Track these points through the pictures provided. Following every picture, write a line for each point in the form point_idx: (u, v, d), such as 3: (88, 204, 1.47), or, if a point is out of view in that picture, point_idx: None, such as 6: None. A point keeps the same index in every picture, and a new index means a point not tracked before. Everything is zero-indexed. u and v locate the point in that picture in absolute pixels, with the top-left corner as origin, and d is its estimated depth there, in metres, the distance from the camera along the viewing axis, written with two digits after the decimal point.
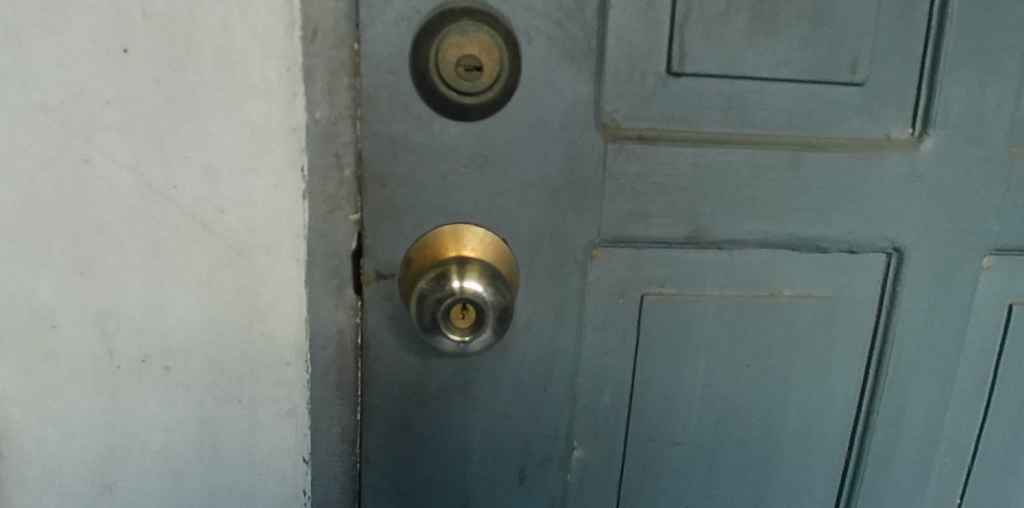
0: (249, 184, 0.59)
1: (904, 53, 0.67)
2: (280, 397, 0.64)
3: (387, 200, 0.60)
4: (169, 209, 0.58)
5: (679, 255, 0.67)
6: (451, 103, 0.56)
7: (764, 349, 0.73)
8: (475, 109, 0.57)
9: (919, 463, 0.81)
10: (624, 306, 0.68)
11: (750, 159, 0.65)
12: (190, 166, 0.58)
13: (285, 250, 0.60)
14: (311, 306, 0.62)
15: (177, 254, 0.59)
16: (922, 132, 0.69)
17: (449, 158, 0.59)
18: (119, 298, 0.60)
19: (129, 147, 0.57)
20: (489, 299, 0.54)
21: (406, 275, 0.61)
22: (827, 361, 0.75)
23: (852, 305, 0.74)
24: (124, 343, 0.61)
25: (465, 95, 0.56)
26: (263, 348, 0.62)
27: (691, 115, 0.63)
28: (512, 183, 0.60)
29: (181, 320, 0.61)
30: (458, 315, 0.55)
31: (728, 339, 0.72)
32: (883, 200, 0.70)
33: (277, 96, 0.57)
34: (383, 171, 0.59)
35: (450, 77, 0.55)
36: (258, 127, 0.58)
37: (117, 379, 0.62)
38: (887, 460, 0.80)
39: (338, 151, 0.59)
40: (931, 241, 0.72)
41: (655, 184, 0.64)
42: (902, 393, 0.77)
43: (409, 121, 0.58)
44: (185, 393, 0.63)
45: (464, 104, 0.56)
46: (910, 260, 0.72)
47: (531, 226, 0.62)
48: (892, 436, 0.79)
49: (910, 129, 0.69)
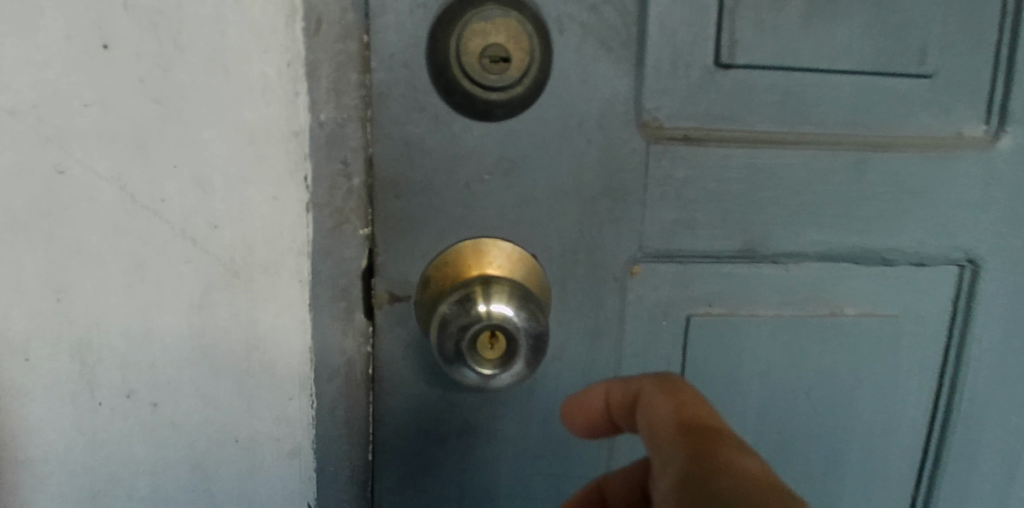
0: (246, 196, 0.52)
1: (977, 41, 0.60)
2: (282, 436, 0.57)
3: (401, 213, 0.52)
4: (156, 225, 0.52)
5: (729, 270, 0.60)
6: (474, 99, 0.49)
7: (824, 376, 0.65)
8: (500, 106, 0.50)
9: (996, 499, 0.72)
10: (670, 329, 0.60)
11: (807, 162, 0.58)
12: (179, 177, 0.51)
13: (286, 270, 0.53)
14: (316, 334, 0.55)
15: (165, 276, 0.53)
16: (998, 129, 0.62)
17: (472, 163, 0.52)
18: (100, 326, 0.53)
19: (110, 156, 0.50)
20: (521, 326, 0.47)
21: (425, 297, 0.53)
22: (894, 387, 0.67)
23: (922, 324, 0.66)
24: (106, 377, 0.54)
25: (490, 89, 0.48)
26: (262, 381, 0.55)
27: (741, 112, 0.56)
28: (543, 191, 0.53)
29: (170, 351, 0.54)
30: (486, 344, 0.48)
31: (784, 364, 0.64)
32: (954, 205, 0.63)
33: (277, 96, 0.50)
34: (397, 180, 0.52)
35: (473, 70, 0.47)
36: (255, 132, 0.51)
37: (99, 416, 0.55)
38: (961, 496, 0.71)
39: (347, 158, 0.52)
40: (1007, 251, 0.65)
41: (705, 191, 0.56)
42: (977, 421, 0.69)
43: (425, 122, 0.51)
44: (175, 432, 0.56)
45: (489, 101, 0.49)
46: (985, 272, 0.65)
47: (565, 241, 0.55)
48: (967, 469, 0.71)
49: (984, 126, 0.62)
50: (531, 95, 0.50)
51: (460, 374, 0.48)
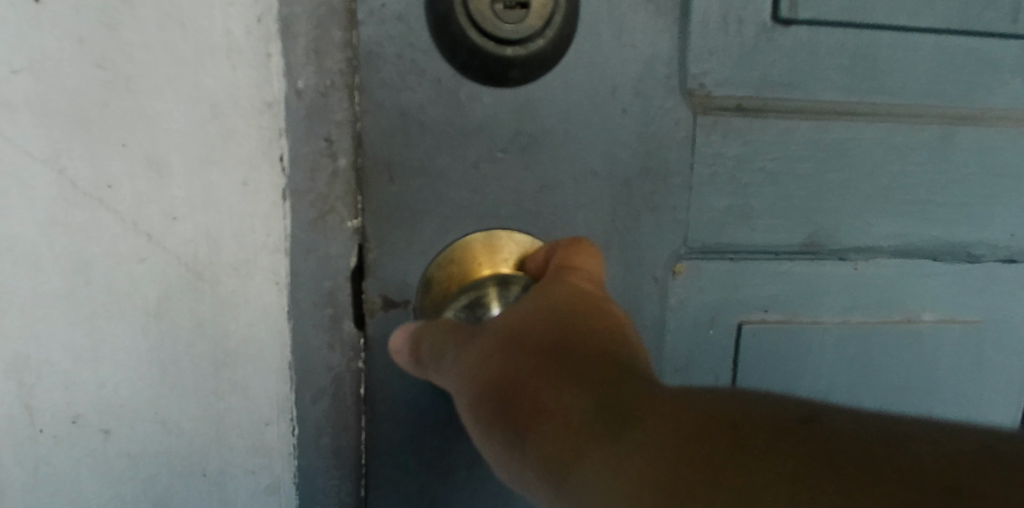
0: (209, 180, 0.43)
1: None
2: (259, 469, 0.48)
3: (396, 200, 0.43)
4: (102, 217, 0.43)
5: (787, 268, 0.50)
6: (486, 57, 0.40)
7: (899, 394, 0.55)
8: (517, 67, 0.40)
9: None
10: (719, 341, 0.50)
11: (880, 138, 0.49)
12: (129, 158, 0.42)
13: (259, 271, 0.44)
14: (296, 347, 0.46)
15: (114, 278, 0.44)
16: None
17: (481, 139, 0.43)
18: (39, 339, 0.44)
19: (46, 133, 0.41)
20: None
21: (428, 303, 0.44)
22: (978, 405, 0.57)
23: (1011, 331, 0.56)
24: (47, 400, 0.45)
25: (505, 43, 0.39)
26: (233, 404, 0.46)
27: (805, 78, 0.47)
28: (569, 173, 0.44)
29: (123, 368, 0.45)
30: None
31: (853, 383, 0.54)
32: None
33: (245, 59, 0.42)
34: (391, 159, 0.43)
35: (484, 18, 0.38)
36: (219, 103, 0.42)
37: (40, 447, 0.46)
38: None
39: (330, 134, 0.43)
40: None
41: (762, 170, 0.47)
42: None
43: (426, 88, 0.42)
44: (131, 464, 0.47)
45: (503, 59, 0.40)
46: None
47: (595, 234, 0.45)
48: None
49: None
50: (554, 55, 0.41)
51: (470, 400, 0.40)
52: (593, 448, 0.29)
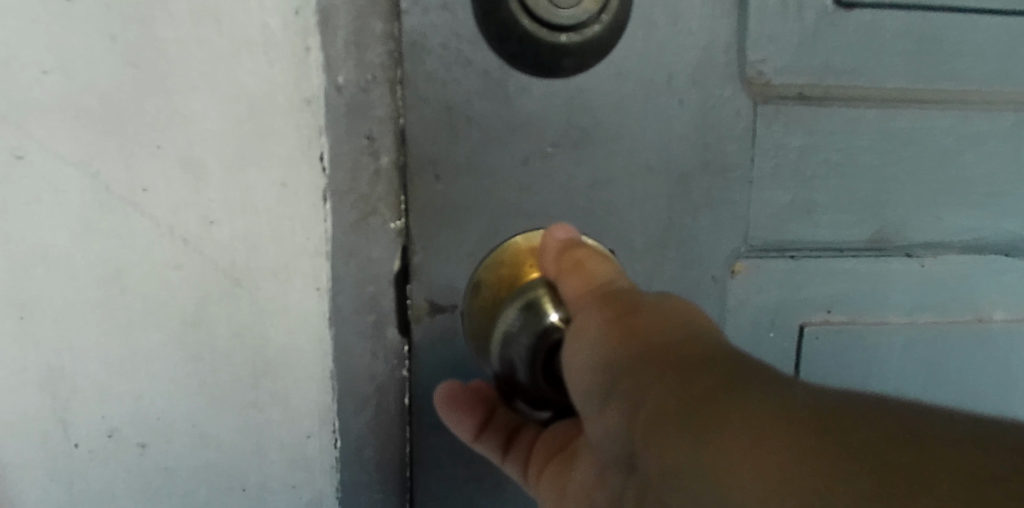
0: (246, 181, 0.41)
1: None
2: (299, 483, 0.46)
3: (440, 199, 0.41)
4: (137, 222, 0.41)
5: (851, 266, 0.47)
6: (535, 44, 0.38)
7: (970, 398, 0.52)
8: (570, 55, 0.38)
9: None
10: (780, 345, 0.47)
11: (944, 127, 0.46)
12: (165, 160, 0.40)
13: (299, 275, 0.42)
14: (338, 354, 0.44)
15: (150, 286, 0.42)
16: None
17: (531, 134, 0.41)
18: (73, 350, 0.43)
19: (78, 136, 0.40)
20: None
21: (478, 307, 0.42)
22: None
23: None
24: (83, 413, 0.44)
25: (556, 29, 0.37)
26: (273, 415, 0.44)
27: (870, 63, 0.44)
28: (624, 168, 0.42)
29: (159, 379, 0.43)
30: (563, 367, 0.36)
31: (927, 387, 0.50)
32: None
33: (283, 53, 0.40)
34: (436, 154, 0.40)
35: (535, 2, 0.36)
36: (256, 100, 0.40)
37: (75, 461, 0.44)
38: None
39: (372, 131, 0.41)
40: None
41: (828, 162, 0.45)
42: None
43: (471, 79, 0.40)
44: (168, 479, 0.45)
45: (556, 47, 0.38)
46: None
47: (652, 233, 0.43)
48: None
49: None
50: (607, 43, 0.39)
51: (540, 395, 0.37)
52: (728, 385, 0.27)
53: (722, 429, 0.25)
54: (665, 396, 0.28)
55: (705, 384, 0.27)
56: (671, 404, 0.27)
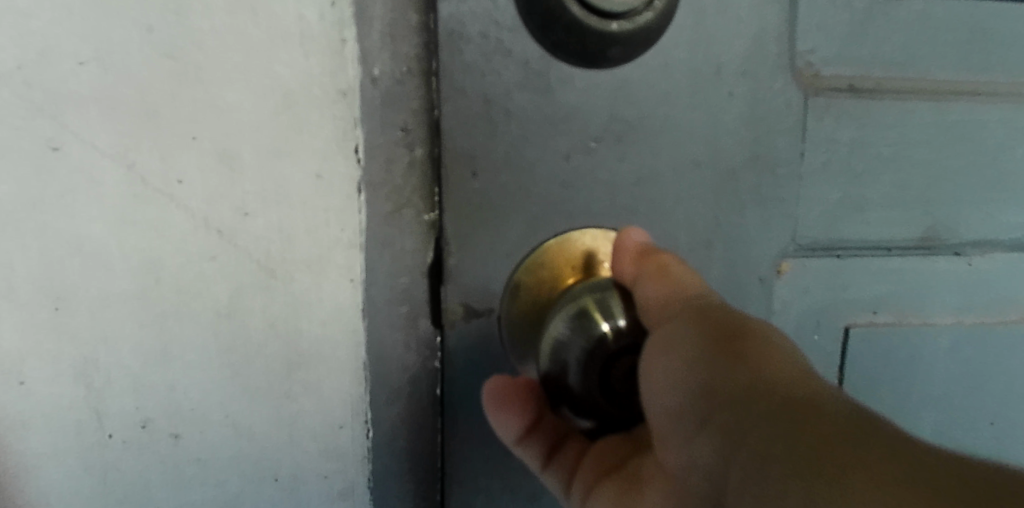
0: (281, 173, 0.41)
1: None
2: (332, 474, 0.45)
3: (477, 199, 0.40)
4: (173, 213, 0.41)
5: (898, 266, 0.46)
6: (582, 34, 0.37)
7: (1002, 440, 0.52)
8: (620, 44, 0.37)
9: None
10: (821, 342, 0.46)
11: (993, 119, 0.45)
12: (200, 151, 0.40)
13: (333, 267, 0.42)
14: (371, 346, 0.44)
15: (185, 276, 0.42)
16: None
17: (575, 128, 0.40)
18: (107, 341, 0.43)
19: (114, 126, 0.40)
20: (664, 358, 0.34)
21: (517, 311, 0.41)
22: None
23: None
24: (116, 404, 0.44)
25: (605, 17, 0.36)
26: (306, 407, 0.44)
27: (920, 54, 0.43)
28: (672, 163, 0.41)
29: (193, 370, 0.43)
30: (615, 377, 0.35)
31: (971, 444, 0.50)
32: None
33: (319, 44, 0.39)
34: (474, 149, 0.39)
35: None
36: (292, 91, 0.40)
37: (109, 453, 0.44)
38: None
39: (407, 124, 0.41)
40: None
41: (876, 157, 0.43)
42: None
43: (513, 68, 0.39)
44: (201, 469, 0.45)
45: (605, 37, 0.37)
46: None
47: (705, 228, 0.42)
48: None
49: None
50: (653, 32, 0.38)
51: (587, 402, 0.35)
52: (834, 430, 0.27)
53: (829, 470, 0.26)
54: (767, 433, 0.28)
55: (809, 424, 0.27)
56: (773, 441, 0.28)
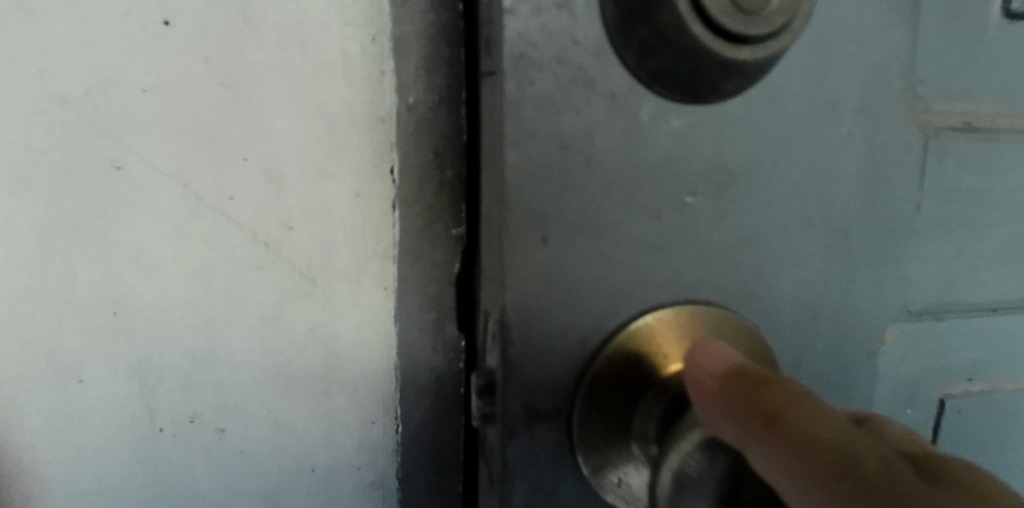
0: (324, 191, 0.45)
1: None
2: (363, 464, 0.50)
3: (540, 270, 0.38)
4: (223, 227, 0.45)
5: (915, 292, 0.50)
6: (704, 64, 0.37)
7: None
8: (727, 80, 0.38)
9: None
10: None
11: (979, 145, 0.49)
12: (250, 171, 0.45)
13: (369, 276, 0.47)
14: (401, 348, 0.48)
15: (233, 286, 0.46)
16: None
17: (655, 186, 0.39)
18: (160, 343, 0.47)
19: (172, 149, 0.44)
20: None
21: (597, 407, 0.40)
22: None
23: None
24: (167, 400, 0.48)
25: (738, 45, 0.36)
26: (342, 403, 0.49)
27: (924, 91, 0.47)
28: (771, 222, 0.41)
29: (239, 370, 0.48)
30: None
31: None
32: None
33: (360, 76, 0.44)
34: (545, 210, 0.38)
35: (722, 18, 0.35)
36: (335, 119, 0.44)
37: (159, 445, 0.48)
38: None
39: (438, 147, 0.46)
40: None
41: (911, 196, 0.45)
42: None
43: (590, 113, 0.37)
44: (243, 461, 0.49)
45: (721, 68, 0.37)
46: None
47: (788, 284, 0.43)
48: None
49: None
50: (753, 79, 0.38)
51: None
52: None
53: None
54: None
55: None
56: None
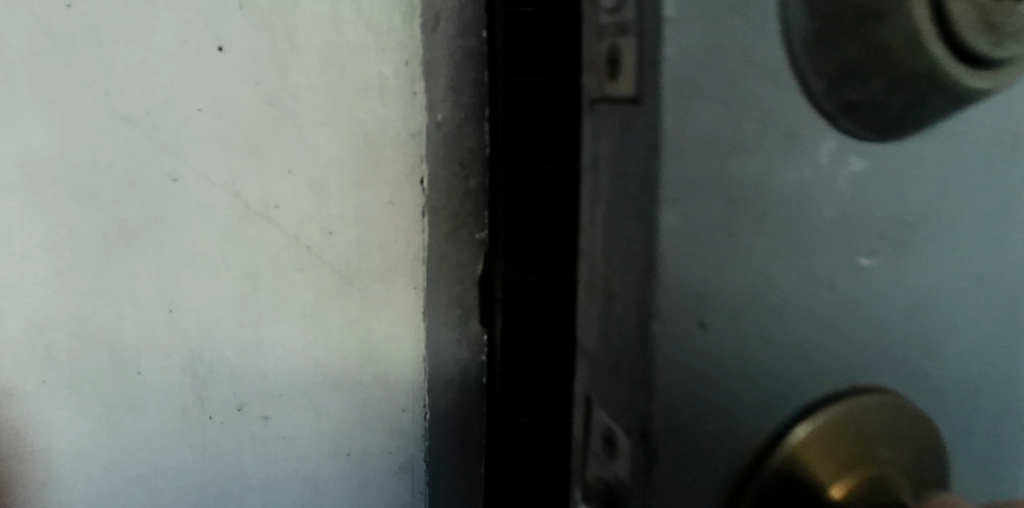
0: (361, 200, 0.50)
1: None
2: (394, 449, 0.55)
3: (693, 373, 0.29)
4: (270, 233, 0.50)
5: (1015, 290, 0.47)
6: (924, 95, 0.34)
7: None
8: (943, 113, 0.35)
9: None
10: None
11: None
12: (295, 182, 0.49)
13: (401, 276, 0.52)
14: (429, 342, 0.53)
15: (277, 286, 0.51)
16: None
17: (828, 253, 0.33)
18: (211, 338, 0.52)
19: (224, 162, 0.49)
20: None
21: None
22: None
23: None
24: (217, 390, 0.52)
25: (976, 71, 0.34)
26: (376, 392, 0.53)
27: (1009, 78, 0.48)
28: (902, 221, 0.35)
29: (282, 363, 0.52)
30: None
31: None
32: None
33: (394, 96, 0.49)
34: (703, 288, 0.29)
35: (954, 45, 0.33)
36: (372, 135, 0.49)
37: (208, 431, 0.53)
38: None
39: (464, 160, 0.50)
40: None
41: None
42: None
43: (759, 158, 0.29)
44: (286, 446, 0.54)
45: (954, 95, 0.35)
46: None
47: (960, 334, 0.40)
48: None
49: None
50: None
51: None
52: None
53: None
54: None
55: None
56: None
